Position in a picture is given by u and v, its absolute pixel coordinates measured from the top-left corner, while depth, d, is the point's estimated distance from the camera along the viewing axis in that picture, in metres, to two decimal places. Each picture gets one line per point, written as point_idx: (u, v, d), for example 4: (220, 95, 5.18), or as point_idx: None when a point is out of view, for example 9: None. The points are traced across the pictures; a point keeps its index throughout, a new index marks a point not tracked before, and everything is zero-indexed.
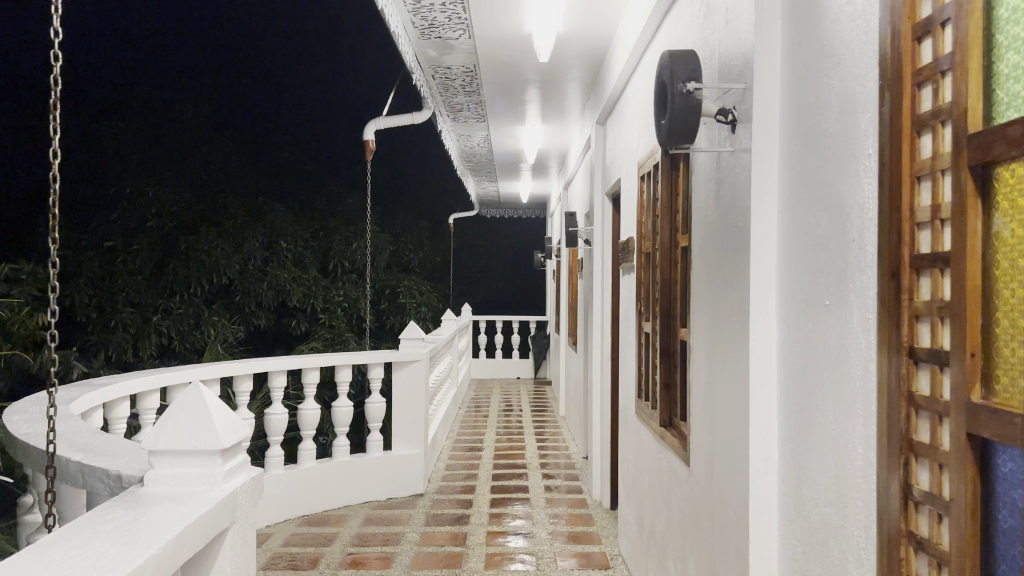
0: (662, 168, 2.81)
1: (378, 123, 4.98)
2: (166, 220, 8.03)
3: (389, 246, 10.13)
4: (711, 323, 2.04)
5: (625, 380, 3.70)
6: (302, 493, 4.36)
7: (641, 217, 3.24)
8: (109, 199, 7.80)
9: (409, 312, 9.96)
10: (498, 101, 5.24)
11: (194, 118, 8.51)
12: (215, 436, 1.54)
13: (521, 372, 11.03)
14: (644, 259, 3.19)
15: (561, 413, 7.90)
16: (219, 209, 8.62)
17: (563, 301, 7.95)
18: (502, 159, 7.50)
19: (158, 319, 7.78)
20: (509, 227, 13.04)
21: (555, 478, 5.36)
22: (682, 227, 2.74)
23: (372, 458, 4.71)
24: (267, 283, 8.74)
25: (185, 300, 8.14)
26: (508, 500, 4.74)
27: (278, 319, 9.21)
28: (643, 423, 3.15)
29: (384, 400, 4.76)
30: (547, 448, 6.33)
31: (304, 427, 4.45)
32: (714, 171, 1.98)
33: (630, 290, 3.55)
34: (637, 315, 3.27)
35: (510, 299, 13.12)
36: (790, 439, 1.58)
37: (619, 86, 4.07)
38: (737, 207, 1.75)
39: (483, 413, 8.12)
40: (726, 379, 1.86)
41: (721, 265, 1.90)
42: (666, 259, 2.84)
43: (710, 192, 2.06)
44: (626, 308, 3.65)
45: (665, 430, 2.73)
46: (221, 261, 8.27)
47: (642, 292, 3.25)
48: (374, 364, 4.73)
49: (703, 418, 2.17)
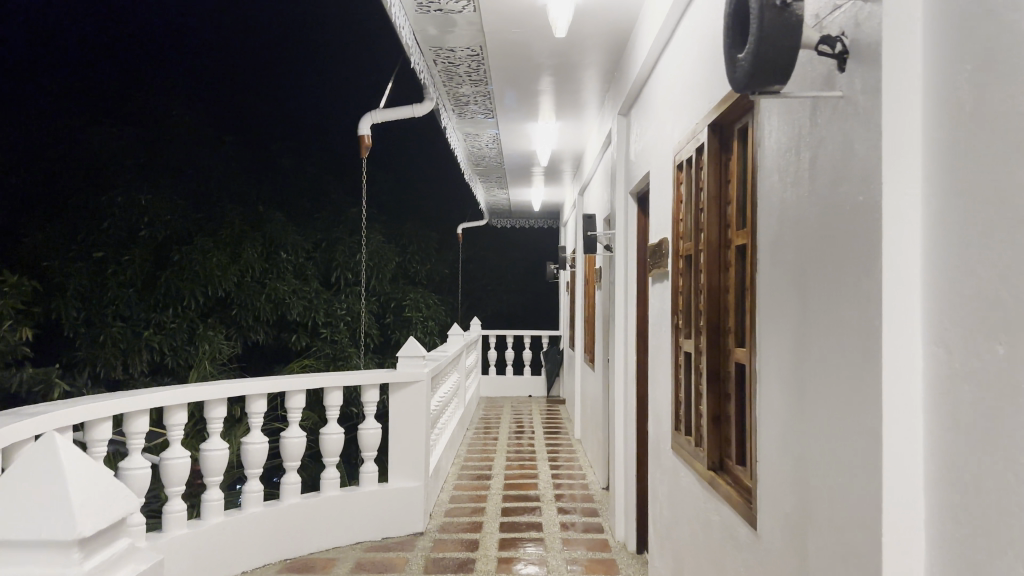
0: (709, 148, 2.29)
1: (375, 115, 4.46)
2: (159, 230, 7.51)
3: (395, 257, 9.61)
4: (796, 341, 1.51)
5: (656, 408, 3.14)
6: (283, 533, 3.84)
7: (677, 213, 2.72)
8: (100, 207, 7.33)
9: (416, 327, 9.46)
10: (507, 92, 4.73)
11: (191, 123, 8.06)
12: (70, 517, 1.01)
13: (533, 390, 10.46)
14: (681, 263, 2.64)
15: (576, 435, 7.34)
16: (217, 217, 8.12)
17: (578, 313, 7.42)
18: (513, 163, 6.98)
19: (149, 334, 7.28)
20: (520, 239, 12.52)
21: (571, 512, 4.78)
22: (735, 221, 2.20)
23: (364, 493, 4.18)
24: (266, 295, 8.20)
25: (179, 314, 7.63)
26: (518, 540, 4.19)
27: (277, 334, 8.68)
28: (684, 462, 2.60)
29: (379, 425, 4.23)
30: (563, 476, 5.75)
31: (288, 459, 3.92)
32: (802, 132, 1.45)
33: (663, 301, 3.00)
34: (674, 329, 2.73)
35: (520, 313, 12.56)
36: (952, 521, 1.04)
37: (646, 68, 3.54)
38: (850, 178, 1.23)
39: (493, 435, 7.57)
40: (829, 420, 1.33)
41: (820, 261, 1.37)
42: (714, 263, 2.30)
43: (794, 164, 1.53)
44: (657, 321, 3.11)
45: (715, 476, 2.20)
46: (216, 273, 7.70)
47: (678, 303, 2.71)
48: (368, 386, 4.20)
49: (779, 467, 1.63)
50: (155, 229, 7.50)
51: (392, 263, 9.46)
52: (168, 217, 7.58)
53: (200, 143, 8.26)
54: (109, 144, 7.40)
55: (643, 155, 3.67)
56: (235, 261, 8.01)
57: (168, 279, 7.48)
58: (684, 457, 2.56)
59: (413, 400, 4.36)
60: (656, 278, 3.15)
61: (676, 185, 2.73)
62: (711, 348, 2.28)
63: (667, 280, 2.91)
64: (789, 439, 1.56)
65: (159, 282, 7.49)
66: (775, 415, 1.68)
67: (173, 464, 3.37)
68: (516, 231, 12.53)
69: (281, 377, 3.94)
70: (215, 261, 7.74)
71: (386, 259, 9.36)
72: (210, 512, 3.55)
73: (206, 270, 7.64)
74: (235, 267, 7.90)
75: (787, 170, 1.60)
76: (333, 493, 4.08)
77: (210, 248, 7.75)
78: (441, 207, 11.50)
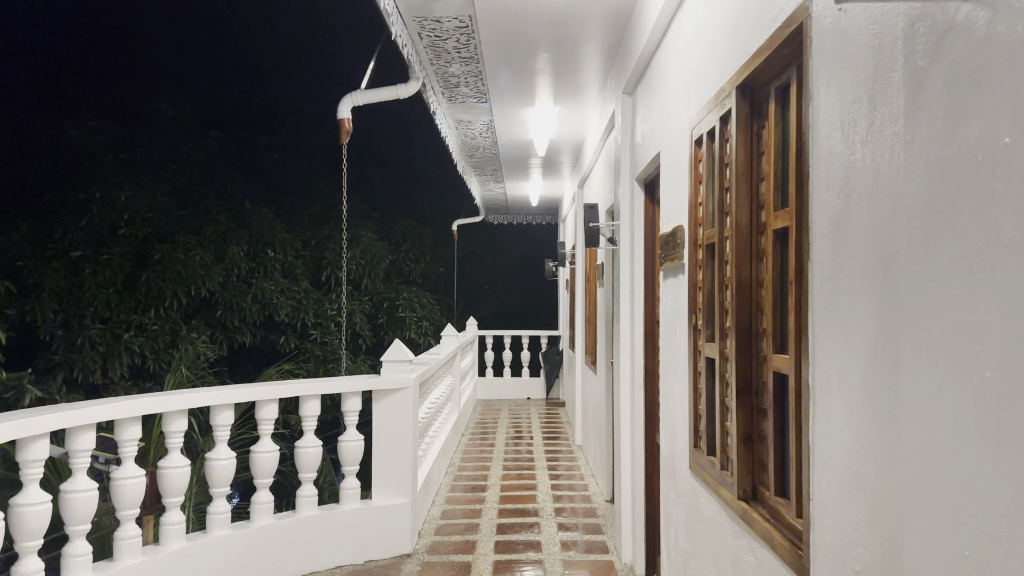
0: (739, 115, 1.93)
1: (356, 97, 4.07)
2: (140, 228, 7.15)
3: (388, 256, 9.22)
4: (887, 344, 1.17)
5: (670, 421, 2.76)
6: (255, 558, 3.47)
7: (695, 196, 2.35)
8: (77, 204, 6.95)
9: (409, 328, 9.15)
10: (501, 72, 4.35)
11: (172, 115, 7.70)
12: None
13: (531, 392, 10.07)
14: (701, 254, 2.27)
15: (577, 442, 6.96)
16: (200, 216, 7.73)
17: (578, 313, 7.04)
18: (509, 154, 6.59)
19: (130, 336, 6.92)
20: (517, 237, 12.14)
21: (573, 529, 4.39)
22: (771, 201, 1.84)
23: (346, 512, 3.80)
24: (252, 296, 7.80)
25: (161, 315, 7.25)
26: (515, 563, 3.80)
27: (265, 336, 8.30)
28: (707, 487, 2.23)
29: (361, 437, 3.84)
30: (564, 487, 5.37)
31: (258, 476, 3.53)
32: (897, 74, 1.11)
33: (677, 299, 2.62)
34: (691, 329, 2.36)
35: (518, 313, 12.18)
36: None
37: (653, 40, 3.16)
38: (986, 126, 0.88)
39: (489, 441, 7.19)
40: (945, 452, 0.98)
41: (931, 236, 1.01)
42: (744, 251, 1.93)
43: (882, 115, 1.17)
44: (672, 322, 2.72)
45: (749, 507, 1.84)
46: (200, 273, 7.31)
47: (697, 300, 2.34)
48: (350, 394, 3.83)
49: (849, 508, 1.29)
50: (136, 226, 7.12)
51: (385, 262, 9.08)
52: (149, 213, 7.21)
53: (180, 136, 7.83)
54: (86, 139, 7.10)
55: (651, 136, 3.28)
56: (220, 260, 7.62)
57: (150, 279, 7.11)
58: (706, 482, 2.19)
59: (399, 409, 3.96)
60: (669, 273, 2.78)
61: (695, 163, 2.35)
62: (741, 355, 1.92)
63: (682, 274, 2.53)
64: (869, 471, 1.22)
65: (139, 282, 7.11)
66: (842, 440, 1.33)
67: (125, 484, 2.96)
68: (513, 228, 12.12)
69: (250, 385, 3.55)
70: (199, 260, 7.35)
71: (378, 258, 8.97)
72: (169, 538, 3.17)
73: (189, 269, 7.27)
74: (220, 266, 7.53)
75: (865, 127, 1.24)
76: (310, 513, 3.70)
77: (194, 247, 7.39)
78: (435, 203, 11.10)
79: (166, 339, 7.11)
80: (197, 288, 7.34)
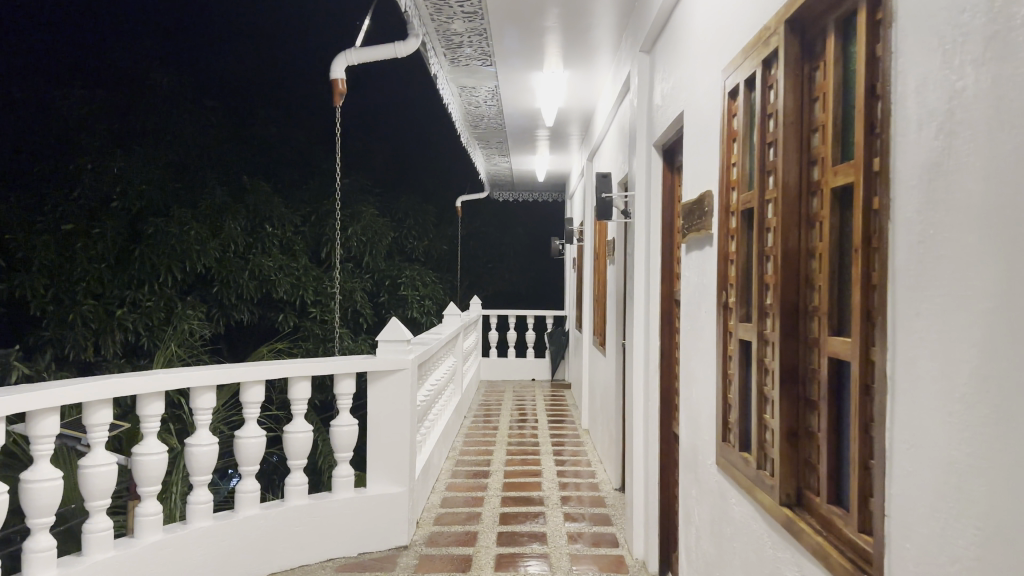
0: (787, 56, 1.64)
1: (350, 55, 3.76)
2: (134, 198, 6.86)
3: (389, 233, 8.93)
4: (1021, 323, 0.88)
5: (692, 409, 2.48)
6: (240, 551, 3.23)
7: (729, 157, 2.06)
8: (67, 174, 6.66)
9: (412, 307, 8.88)
10: (508, 31, 4.04)
11: (168, 84, 7.41)
12: None
13: (536, 373, 9.82)
14: (735, 223, 1.99)
15: (584, 425, 6.71)
16: (196, 188, 7.45)
17: (586, 291, 6.75)
18: (515, 124, 6.29)
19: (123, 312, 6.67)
20: (522, 214, 11.83)
21: (580, 519, 4.14)
22: (825, 155, 1.55)
23: (338, 501, 3.56)
24: (249, 272, 7.51)
25: (156, 291, 7.00)
26: (519, 556, 3.55)
27: (263, 314, 8.04)
28: (737, 486, 1.97)
29: (354, 422, 3.57)
30: (569, 474, 5.10)
31: (244, 463, 3.27)
32: None
33: (703, 273, 2.33)
34: (721, 308, 2.08)
35: (523, 292, 11.90)
36: None
37: None
38: None
39: (493, 424, 6.95)
40: None
41: None
42: (791, 213, 1.64)
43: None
44: (696, 300, 2.44)
45: (794, 517, 1.57)
46: (195, 247, 7.02)
47: (729, 275, 2.06)
48: (343, 376, 3.56)
49: (951, 534, 1.01)
50: (129, 198, 6.86)
51: (387, 238, 8.78)
52: (144, 183, 6.94)
53: (177, 105, 7.52)
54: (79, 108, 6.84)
55: (672, 94, 2.98)
56: (216, 234, 7.34)
57: (142, 253, 6.84)
58: (738, 481, 1.93)
59: (394, 392, 3.68)
60: (693, 245, 2.48)
61: (729, 118, 2.06)
62: (786, 337, 1.64)
63: (710, 245, 2.24)
64: (980, 488, 0.95)
65: (133, 256, 6.83)
66: (943, 445, 1.05)
67: (96, 473, 2.67)
68: (519, 205, 11.80)
69: (234, 364, 3.27)
70: (193, 234, 7.06)
71: (379, 234, 8.67)
72: (145, 531, 2.91)
73: (185, 244, 6.98)
74: (217, 241, 7.24)
75: (989, 41, 0.94)
76: (299, 502, 3.44)
77: (189, 221, 7.09)
78: (439, 178, 10.78)
79: (161, 315, 6.85)
80: (192, 264, 7.05)
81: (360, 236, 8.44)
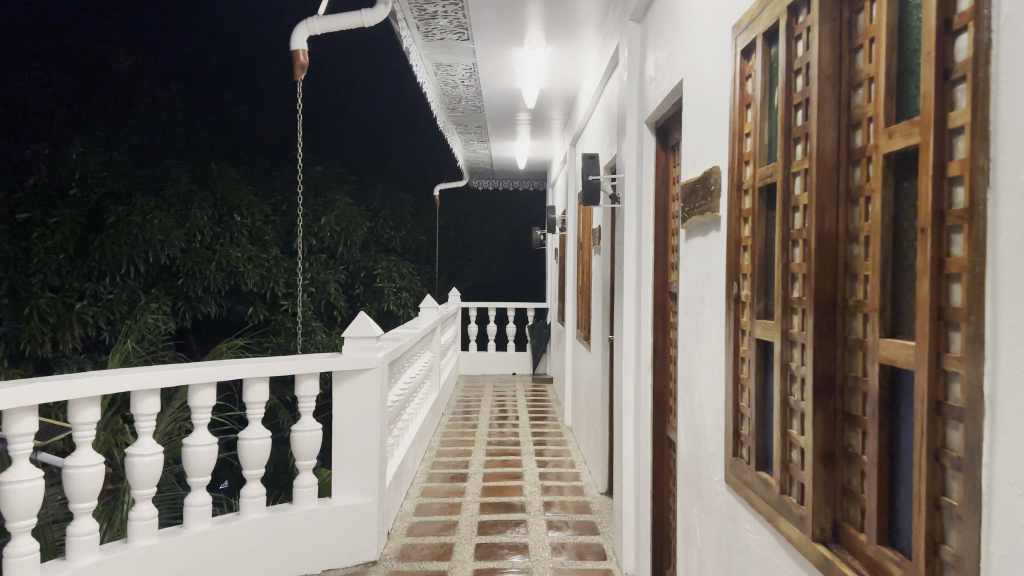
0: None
1: (312, 24, 3.42)
2: (94, 187, 6.52)
3: (364, 222, 8.58)
4: None
5: (692, 415, 2.19)
6: (189, 572, 2.90)
7: (741, 127, 1.77)
8: (25, 163, 6.37)
9: (388, 299, 8.56)
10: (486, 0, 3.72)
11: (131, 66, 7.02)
12: None
13: (517, 367, 9.54)
14: (750, 203, 1.71)
15: (567, 422, 6.43)
16: (161, 173, 7.05)
17: (570, 283, 6.46)
18: (494, 107, 5.97)
19: (82, 306, 6.30)
20: (503, 203, 11.50)
21: (565, 527, 3.85)
22: (874, 111, 1.26)
23: (301, 513, 3.24)
24: (216, 263, 7.12)
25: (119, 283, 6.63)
26: (498, 572, 3.26)
27: (232, 307, 7.67)
28: (753, 511, 1.69)
29: (318, 426, 3.25)
30: (551, 476, 4.81)
31: (192, 474, 2.94)
32: None
33: (709, 262, 2.04)
34: (733, 302, 1.80)
35: (504, 283, 11.60)
36: None
37: None
38: None
39: (472, 421, 6.66)
40: None
41: None
42: (828, 187, 1.35)
43: None
44: (699, 292, 2.14)
45: (833, 560, 1.28)
46: (159, 237, 6.64)
47: (742, 264, 1.77)
48: (305, 377, 3.23)
49: None
50: (89, 187, 6.51)
51: (362, 228, 8.43)
52: (104, 170, 6.59)
53: (141, 87, 7.13)
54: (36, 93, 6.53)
55: (668, 62, 2.67)
56: (181, 223, 6.97)
57: (101, 244, 6.46)
58: (755, 506, 1.65)
59: (363, 393, 3.35)
60: (696, 229, 2.18)
61: (742, 82, 1.78)
62: (819, 337, 1.36)
63: (718, 230, 1.95)
64: None
65: (92, 247, 6.46)
66: None
67: (18, 490, 2.34)
68: (499, 194, 11.47)
69: (182, 365, 2.94)
70: (157, 223, 6.68)
71: (354, 223, 8.33)
72: (78, 554, 2.58)
73: (148, 234, 6.58)
74: (182, 231, 6.83)
75: None
76: (255, 516, 3.12)
77: (153, 208, 6.69)
78: (417, 167, 10.42)
79: (124, 309, 6.48)
80: (155, 256, 6.67)
81: (333, 227, 8.08)
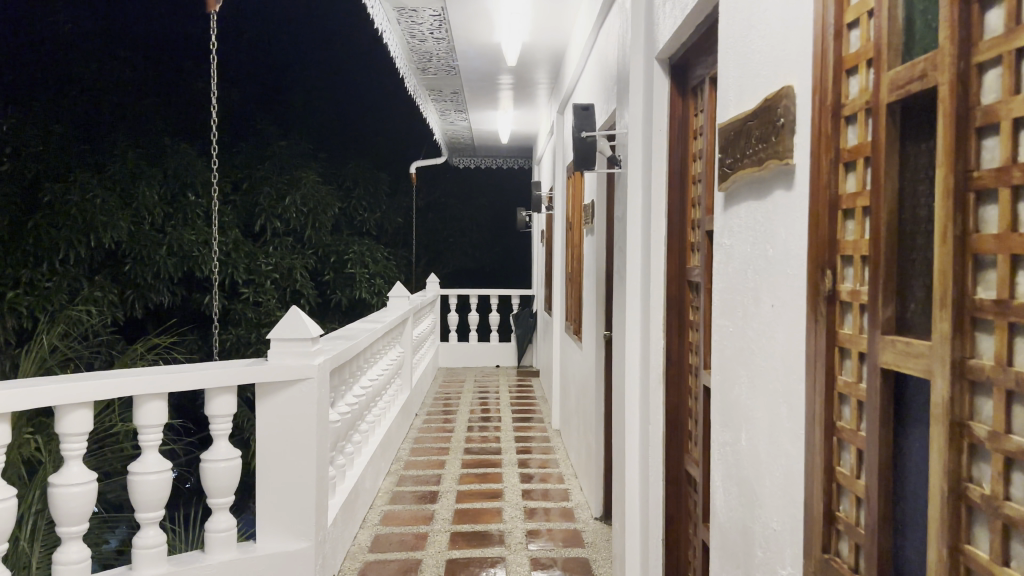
0: None
1: None
2: (28, 162, 5.73)
3: (335, 203, 7.83)
4: None
5: (739, 467, 1.48)
6: None
7: (842, 15, 1.08)
8: None
9: (361, 286, 7.84)
10: None
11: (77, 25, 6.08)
12: None
13: (501, 359, 8.84)
14: (865, 138, 1.02)
15: (555, 424, 5.74)
16: (104, 148, 6.30)
17: (557, 267, 5.76)
18: (471, 67, 5.25)
19: (14, 294, 5.53)
20: (485, 182, 10.76)
21: (552, 567, 3.14)
22: None
23: (214, 566, 2.51)
24: (166, 248, 6.33)
25: (57, 270, 5.87)
26: None
27: (187, 296, 6.89)
28: None
29: (236, 453, 2.52)
30: (537, 495, 4.10)
31: (62, 524, 2.19)
32: None
33: (772, 243, 1.32)
34: (828, 303, 1.10)
35: (487, 269, 10.87)
36: None
37: None
38: None
39: (448, 422, 5.96)
40: None
41: None
42: None
43: None
44: (751, 286, 1.42)
45: None
46: (101, 219, 5.89)
47: (844, 241, 1.08)
48: (220, 392, 2.50)
49: None
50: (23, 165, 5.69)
51: (332, 209, 7.67)
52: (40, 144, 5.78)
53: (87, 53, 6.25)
54: None
55: None
56: (126, 205, 6.21)
57: (36, 226, 5.74)
58: None
59: (295, 409, 2.63)
60: (742, 192, 1.48)
61: None
62: None
63: (791, 189, 1.24)
64: None
65: (26, 230, 5.71)
66: None
67: None
68: (482, 173, 10.73)
69: (43, 380, 2.18)
70: (99, 202, 5.96)
71: (324, 203, 7.59)
72: None
73: (88, 213, 5.88)
74: (127, 212, 6.11)
75: None
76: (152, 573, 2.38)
77: (94, 186, 5.98)
78: (393, 143, 9.64)
79: (62, 299, 5.71)
80: (98, 239, 5.93)
81: (298, 207, 7.32)
